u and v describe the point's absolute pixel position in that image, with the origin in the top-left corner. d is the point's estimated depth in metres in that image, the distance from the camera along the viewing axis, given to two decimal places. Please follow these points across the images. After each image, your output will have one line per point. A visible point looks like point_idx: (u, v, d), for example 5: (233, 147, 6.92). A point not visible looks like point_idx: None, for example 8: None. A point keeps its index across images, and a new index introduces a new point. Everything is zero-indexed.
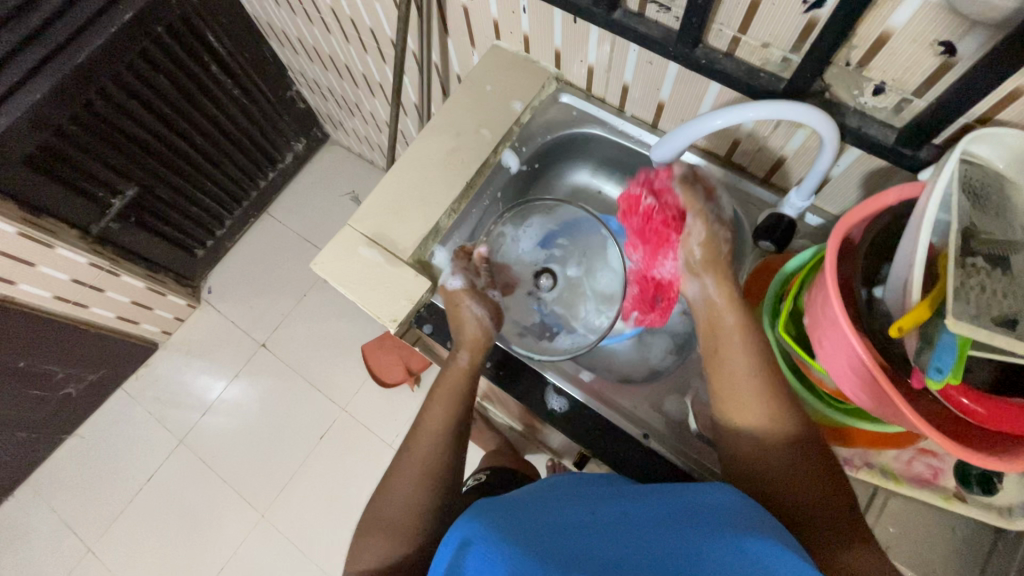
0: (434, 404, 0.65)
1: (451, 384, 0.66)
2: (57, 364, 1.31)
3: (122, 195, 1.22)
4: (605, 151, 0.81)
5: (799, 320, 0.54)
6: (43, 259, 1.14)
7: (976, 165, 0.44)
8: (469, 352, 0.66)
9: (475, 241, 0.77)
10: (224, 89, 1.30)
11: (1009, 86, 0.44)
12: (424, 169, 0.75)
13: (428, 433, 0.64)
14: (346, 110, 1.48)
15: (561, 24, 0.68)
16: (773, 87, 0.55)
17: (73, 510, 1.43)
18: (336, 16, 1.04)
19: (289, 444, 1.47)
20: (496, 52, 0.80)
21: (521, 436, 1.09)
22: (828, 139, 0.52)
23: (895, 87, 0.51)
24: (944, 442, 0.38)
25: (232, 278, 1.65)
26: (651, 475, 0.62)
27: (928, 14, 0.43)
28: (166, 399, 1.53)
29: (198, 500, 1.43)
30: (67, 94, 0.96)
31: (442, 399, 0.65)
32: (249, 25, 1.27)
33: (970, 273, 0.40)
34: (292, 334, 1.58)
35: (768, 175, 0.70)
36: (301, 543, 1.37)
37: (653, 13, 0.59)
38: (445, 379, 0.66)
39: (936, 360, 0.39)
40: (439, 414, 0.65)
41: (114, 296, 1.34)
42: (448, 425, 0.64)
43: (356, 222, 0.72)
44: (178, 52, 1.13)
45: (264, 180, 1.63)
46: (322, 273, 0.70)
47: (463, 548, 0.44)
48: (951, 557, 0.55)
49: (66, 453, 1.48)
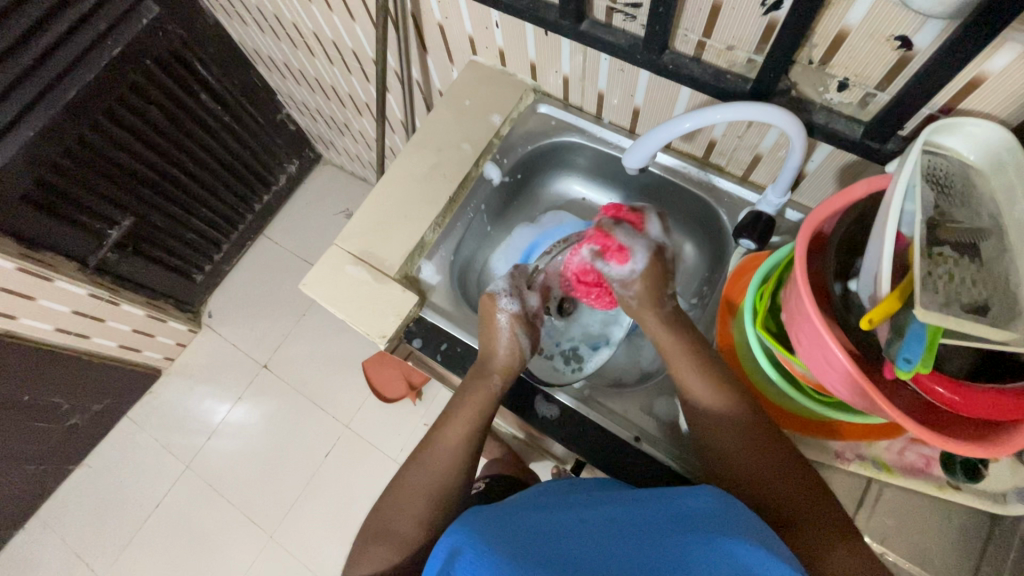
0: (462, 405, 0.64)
1: (481, 397, 0.64)
2: (62, 397, 1.32)
3: (120, 226, 1.23)
4: (586, 158, 0.82)
5: (777, 316, 0.55)
6: (43, 293, 1.16)
7: (939, 157, 0.45)
8: (505, 376, 0.65)
9: (461, 253, 0.78)
10: (215, 116, 1.32)
11: (969, 74, 0.45)
12: (408, 185, 0.76)
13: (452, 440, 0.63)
14: (335, 130, 1.50)
15: (534, 37, 0.69)
16: (739, 88, 0.56)
17: (83, 540, 1.44)
18: (320, 39, 1.06)
19: (295, 463, 1.47)
20: (473, 66, 0.81)
21: (522, 444, 1.09)
22: (796, 136, 0.52)
23: (859, 82, 0.51)
24: (918, 431, 0.39)
25: (232, 301, 1.66)
26: (645, 478, 0.62)
27: (882, 10, 0.44)
28: (173, 425, 1.54)
29: (206, 525, 1.43)
30: (59, 130, 0.99)
31: (468, 411, 0.64)
32: (236, 52, 1.29)
33: (938, 262, 0.41)
34: (294, 354, 1.59)
35: (746, 172, 0.71)
36: (310, 563, 1.37)
37: (620, 22, 0.60)
38: (474, 391, 0.65)
39: (904, 350, 0.39)
40: (466, 422, 0.63)
41: (115, 324, 1.36)
42: (473, 433, 0.63)
43: (342, 241, 0.73)
44: (168, 83, 1.15)
45: (258, 203, 1.65)
46: (312, 294, 0.70)
47: (455, 556, 0.43)
48: (947, 546, 0.55)
49: (74, 484, 1.49)
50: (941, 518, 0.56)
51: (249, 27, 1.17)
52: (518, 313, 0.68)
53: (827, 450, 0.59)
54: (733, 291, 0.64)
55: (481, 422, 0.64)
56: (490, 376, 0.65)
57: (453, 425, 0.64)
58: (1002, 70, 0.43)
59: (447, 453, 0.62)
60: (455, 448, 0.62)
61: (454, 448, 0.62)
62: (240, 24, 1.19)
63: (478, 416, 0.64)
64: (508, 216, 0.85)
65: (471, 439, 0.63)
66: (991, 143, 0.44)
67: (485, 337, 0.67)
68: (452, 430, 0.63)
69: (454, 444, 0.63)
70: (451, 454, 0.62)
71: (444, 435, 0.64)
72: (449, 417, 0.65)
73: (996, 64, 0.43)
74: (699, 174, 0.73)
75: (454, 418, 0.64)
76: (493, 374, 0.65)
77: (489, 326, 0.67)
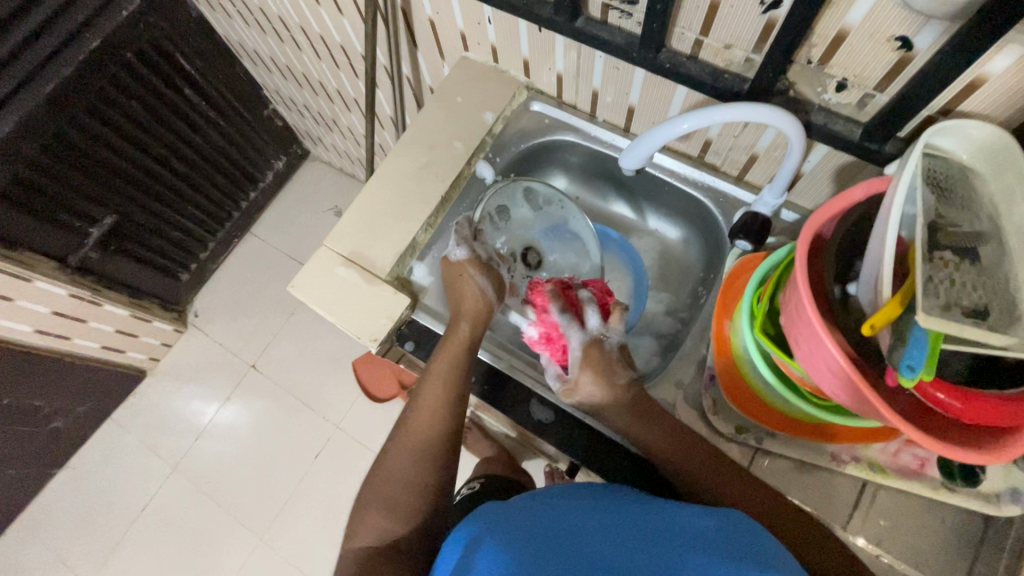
0: (429, 383, 0.62)
1: (448, 356, 0.63)
2: (43, 399, 1.29)
3: (101, 224, 1.20)
4: (580, 157, 0.81)
5: (775, 319, 0.54)
6: (22, 294, 1.12)
7: (939, 159, 0.45)
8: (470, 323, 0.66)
9: (454, 254, 0.76)
10: (200, 111, 1.29)
11: (969, 76, 0.44)
12: (399, 185, 0.74)
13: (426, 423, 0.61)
14: (324, 125, 1.47)
15: (527, 34, 0.68)
16: (737, 88, 0.55)
17: (67, 545, 1.41)
18: (307, 34, 1.04)
19: (284, 464, 1.45)
20: (465, 63, 0.80)
21: (514, 444, 1.09)
22: (795, 137, 0.52)
23: (857, 83, 0.51)
24: (920, 438, 0.38)
25: (219, 300, 1.64)
26: (642, 482, 0.61)
27: (882, 10, 0.43)
28: (159, 427, 1.51)
29: (194, 527, 1.41)
30: (37, 126, 0.96)
31: (438, 369, 0.63)
32: (221, 46, 1.26)
33: (938, 266, 0.40)
34: (282, 354, 1.57)
35: (742, 172, 0.70)
36: (300, 564, 1.36)
37: (616, 19, 0.59)
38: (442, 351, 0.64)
39: (907, 357, 0.38)
40: (438, 390, 0.61)
41: (98, 325, 1.33)
42: (446, 398, 0.61)
43: (331, 241, 0.71)
44: (150, 77, 1.12)
45: (245, 200, 1.62)
46: (300, 296, 0.69)
47: (470, 544, 0.46)
48: (942, 548, 0.55)
49: (58, 487, 1.46)
50: (936, 520, 0.56)
51: (234, 20, 1.14)
52: (470, 257, 0.69)
53: (823, 452, 0.59)
54: (730, 292, 0.63)
55: (453, 381, 0.62)
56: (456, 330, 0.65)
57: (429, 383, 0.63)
58: (1002, 71, 0.43)
59: (427, 415, 0.61)
60: (434, 407, 0.61)
61: (433, 407, 0.61)
62: (225, 17, 1.16)
63: (449, 373, 0.62)
64: None
65: (442, 416, 0.61)
66: (991, 146, 0.43)
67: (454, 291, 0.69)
68: (427, 391, 0.62)
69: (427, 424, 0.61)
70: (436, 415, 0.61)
71: (418, 420, 0.62)
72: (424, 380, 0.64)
73: (997, 65, 0.43)
74: (694, 174, 0.72)
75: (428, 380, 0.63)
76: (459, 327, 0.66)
77: (455, 280, 0.69)
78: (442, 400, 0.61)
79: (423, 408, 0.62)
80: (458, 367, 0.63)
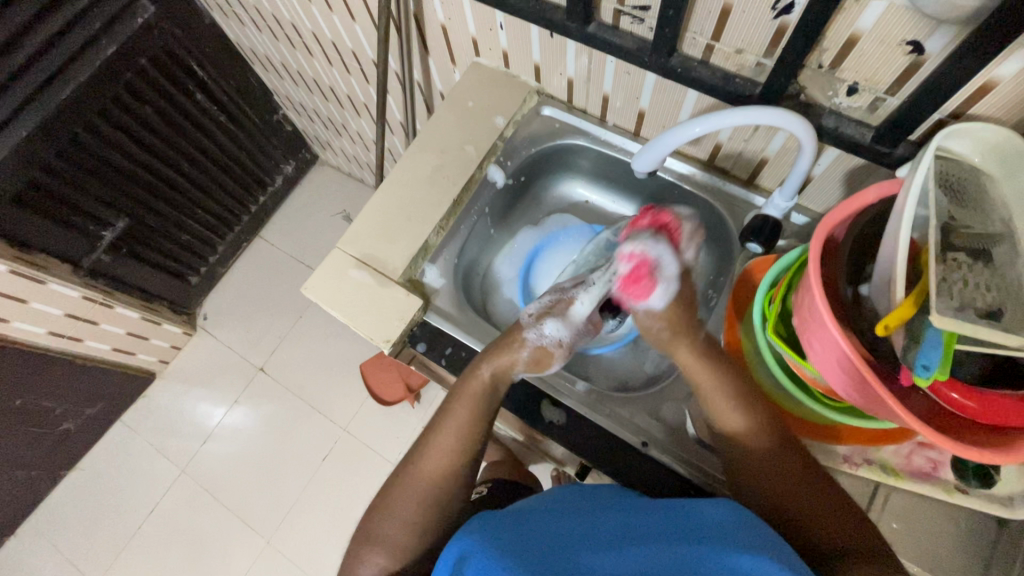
0: (445, 425, 0.61)
1: (466, 404, 0.61)
2: (54, 401, 1.30)
3: (113, 227, 1.22)
4: (590, 160, 0.82)
5: (787, 320, 0.55)
6: (35, 296, 1.14)
7: (951, 161, 0.45)
8: (490, 368, 0.62)
9: (465, 257, 0.77)
10: (212, 117, 1.31)
11: (980, 79, 0.45)
12: (412, 188, 0.75)
13: (440, 458, 0.59)
14: (333, 130, 1.48)
15: (539, 40, 0.69)
16: (748, 92, 0.56)
17: (76, 547, 1.42)
18: (318, 40, 1.06)
19: (291, 466, 1.46)
20: (477, 68, 0.81)
21: (522, 447, 1.09)
22: (806, 140, 0.52)
23: (868, 86, 0.51)
24: (935, 438, 0.39)
25: (228, 303, 1.65)
26: (654, 483, 0.62)
27: (893, 16, 0.44)
28: (167, 429, 1.52)
29: (202, 530, 1.42)
30: (53, 130, 0.97)
31: (453, 419, 0.60)
32: (233, 52, 1.28)
33: (952, 267, 0.40)
34: (290, 358, 1.58)
35: (751, 176, 0.71)
36: (307, 568, 1.36)
37: (627, 24, 0.59)
38: (457, 398, 0.61)
39: (921, 357, 0.39)
40: (455, 427, 0.60)
41: (109, 327, 1.34)
42: (466, 436, 0.60)
43: (345, 243, 0.72)
44: (162, 83, 1.14)
45: (254, 204, 1.63)
46: (314, 297, 0.69)
47: (460, 562, 0.44)
48: (955, 550, 0.55)
49: (67, 488, 1.47)
50: (948, 523, 0.56)
51: (245, 26, 1.16)
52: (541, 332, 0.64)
53: (834, 455, 0.59)
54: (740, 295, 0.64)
55: (470, 435, 0.60)
56: (473, 377, 0.62)
57: (444, 430, 0.60)
58: (1012, 76, 0.43)
59: (437, 462, 0.59)
60: (445, 464, 0.59)
61: (447, 457, 0.60)
62: (237, 24, 1.17)
63: (467, 426, 0.60)
64: (511, 219, 0.84)
65: (462, 453, 0.60)
66: (1004, 149, 0.44)
67: (504, 340, 0.63)
68: (446, 428, 0.60)
69: (442, 460, 0.59)
70: (449, 466, 0.59)
71: (432, 458, 0.60)
72: (436, 430, 0.61)
73: (1007, 70, 0.43)
74: (704, 178, 0.73)
75: (442, 429, 0.60)
76: (479, 372, 0.62)
77: (513, 334, 0.63)
78: (467, 441, 0.60)
79: (439, 442, 0.60)
80: (476, 417, 0.61)
